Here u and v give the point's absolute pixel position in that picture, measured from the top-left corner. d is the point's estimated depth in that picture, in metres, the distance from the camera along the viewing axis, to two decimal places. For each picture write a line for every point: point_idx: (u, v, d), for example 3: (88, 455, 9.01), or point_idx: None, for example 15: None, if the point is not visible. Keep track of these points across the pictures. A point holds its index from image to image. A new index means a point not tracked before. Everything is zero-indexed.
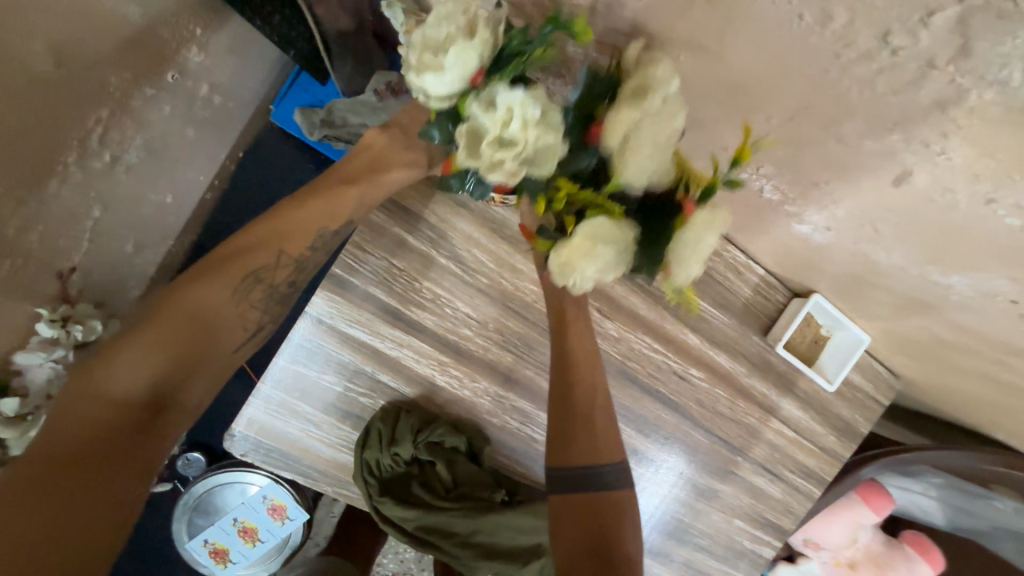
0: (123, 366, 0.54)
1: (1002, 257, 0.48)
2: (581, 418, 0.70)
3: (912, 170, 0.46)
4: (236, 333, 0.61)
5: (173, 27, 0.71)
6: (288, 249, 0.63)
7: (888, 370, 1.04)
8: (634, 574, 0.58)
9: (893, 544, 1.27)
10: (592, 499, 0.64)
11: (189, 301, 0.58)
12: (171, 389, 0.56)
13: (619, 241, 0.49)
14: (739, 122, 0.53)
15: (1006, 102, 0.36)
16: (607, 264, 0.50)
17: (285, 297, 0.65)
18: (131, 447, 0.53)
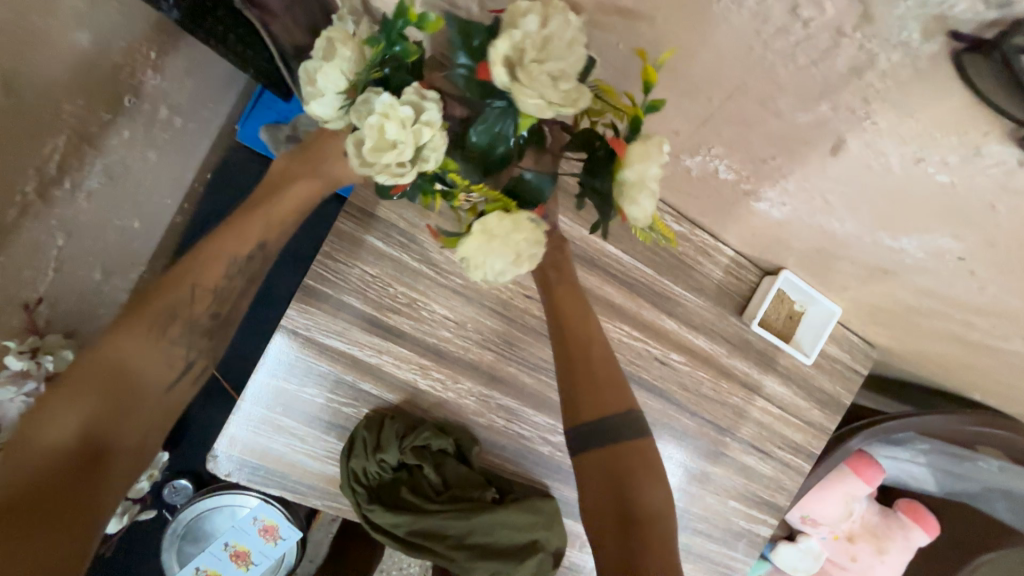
0: (50, 419, 0.53)
1: (944, 215, 0.51)
2: (580, 377, 0.71)
3: (845, 137, 0.48)
4: (163, 371, 0.61)
5: (127, 51, 0.71)
6: (201, 282, 0.63)
7: (863, 340, 1.06)
8: (656, 525, 0.64)
9: (888, 513, 1.29)
10: (609, 458, 0.67)
11: (111, 348, 0.58)
12: (105, 435, 0.55)
13: (510, 233, 0.50)
14: (684, 104, 0.55)
15: (912, 63, 0.39)
16: (509, 254, 0.51)
17: (210, 330, 0.64)
18: (71, 496, 0.52)
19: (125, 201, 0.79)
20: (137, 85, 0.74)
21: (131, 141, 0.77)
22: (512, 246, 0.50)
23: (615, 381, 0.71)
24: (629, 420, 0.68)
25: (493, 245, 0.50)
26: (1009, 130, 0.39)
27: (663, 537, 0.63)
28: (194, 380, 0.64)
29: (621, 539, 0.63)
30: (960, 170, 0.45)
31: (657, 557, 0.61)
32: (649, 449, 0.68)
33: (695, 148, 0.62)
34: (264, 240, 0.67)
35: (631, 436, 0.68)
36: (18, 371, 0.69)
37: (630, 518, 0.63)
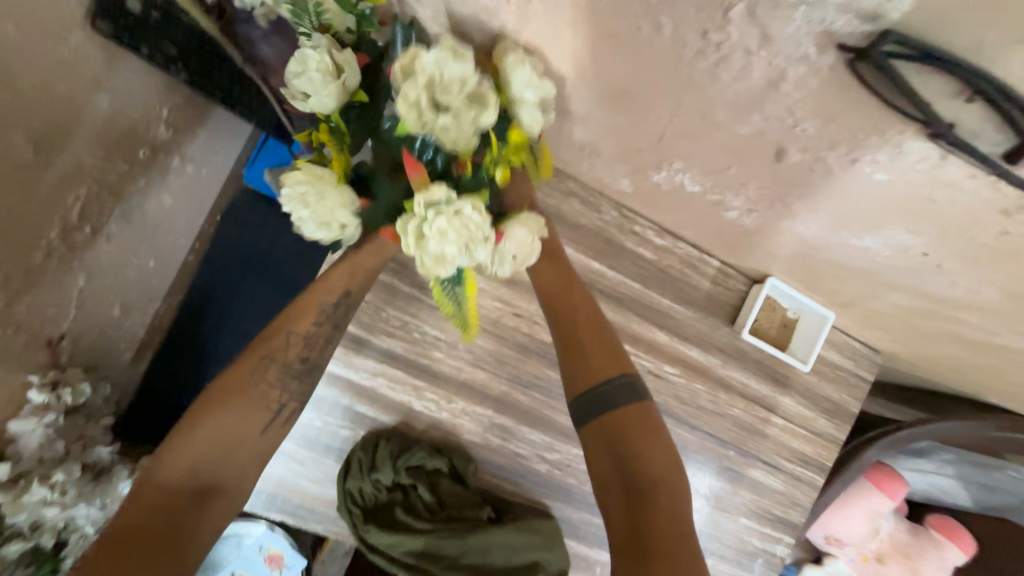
0: (171, 457, 0.59)
1: (895, 211, 0.53)
2: (567, 349, 0.72)
3: (784, 144, 0.51)
4: (260, 414, 0.64)
5: (143, 110, 0.76)
6: (295, 328, 0.66)
7: (866, 345, 1.04)
8: (662, 493, 0.63)
9: (921, 532, 1.21)
10: (607, 427, 0.67)
11: (227, 384, 0.63)
12: (209, 476, 0.61)
13: (465, 226, 0.49)
14: (636, 122, 0.60)
15: (817, 73, 0.42)
16: (454, 237, 0.49)
17: (300, 373, 0.67)
18: (179, 532, 0.58)
19: (142, 244, 0.85)
20: (150, 138, 0.79)
21: (147, 187, 0.82)
22: (463, 235, 0.49)
23: (608, 349, 0.71)
24: (623, 386, 0.68)
25: (434, 232, 0.48)
26: (920, 129, 0.42)
27: (668, 505, 0.62)
28: (284, 424, 0.66)
29: (626, 506, 0.63)
30: (891, 167, 0.47)
31: (661, 527, 0.60)
32: (649, 414, 0.68)
33: (657, 164, 0.65)
34: (349, 287, 0.68)
35: (628, 403, 0.68)
36: (40, 403, 0.73)
37: (635, 487, 0.64)
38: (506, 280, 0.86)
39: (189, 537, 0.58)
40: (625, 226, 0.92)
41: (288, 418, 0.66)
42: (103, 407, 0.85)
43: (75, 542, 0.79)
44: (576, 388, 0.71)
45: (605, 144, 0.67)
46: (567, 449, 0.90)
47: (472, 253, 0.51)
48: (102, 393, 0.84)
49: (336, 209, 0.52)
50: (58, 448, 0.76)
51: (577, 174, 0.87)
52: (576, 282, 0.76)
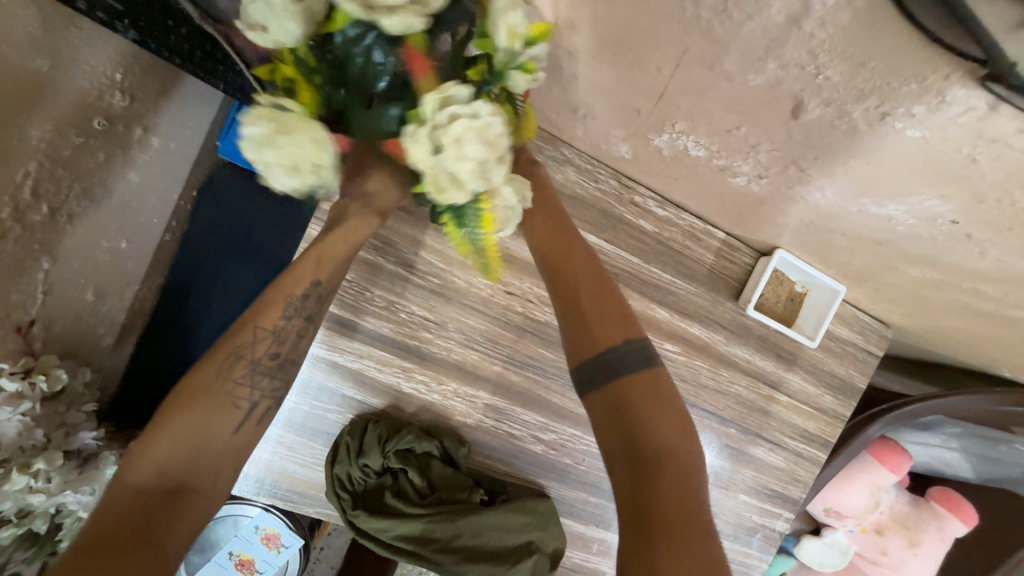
0: (136, 460, 0.55)
1: (925, 174, 0.47)
2: (567, 315, 0.64)
3: (803, 98, 0.45)
4: (230, 413, 0.60)
5: (90, 74, 0.71)
6: (261, 323, 0.61)
7: (876, 319, 1.00)
8: (675, 465, 0.54)
9: (920, 504, 1.21)
10: (612, 394, 0.59)
11: (194, 382, 0.59)
12: (179, 479, 0.56)
13: (298, 142, 0.45)
14: (634, 77, 0.53)
15: (849, 5, 0.35)
16: (286, 151, 0.45)
17: (271, 370, 0.62)
18: (149, 539, 0.53)
19: (110, 223, 0.80)
20: (106, 108, 0.74)
21: (106, 163, 0.77)
22: (296, 150, 0.45)
23: (613, 314, 0.63)
24: (630, 351, 0.60)
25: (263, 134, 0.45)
26: (969, 69, 0.36)
27: (678, 481, 0.53)
28: (257, 422, 0.62)
29: (632, 481, 0.54)
30: (926, 121, 0.41)
31: (671, 502, 0.52)
32: (659, 383, 0.60)
33: (658, 126, 0.59)
34: (319, 277, 0.63)
35: (632, 370, 0.60)
36: (13, 392, 0.69)
37: (638, 454, 0.55)
38: (497, 256, 0.80)
39: (161, 546, 0.54)
40: (624, 197, 0.86)
41: (261, 416, 0.62)
42: (84, 394, 0.82)
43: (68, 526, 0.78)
44: (577, 356, 0.62)
45: (601, 102, 0.60)
46: (563, 430, 0.88)
47: (319, 178, 0.47)
48: (83, 378, 0.80)
49: (303, 145, 0.45)
50: (38, 437, 0.73)
51: (571, 140, 0.80)
52: (578, 242, 0.68)
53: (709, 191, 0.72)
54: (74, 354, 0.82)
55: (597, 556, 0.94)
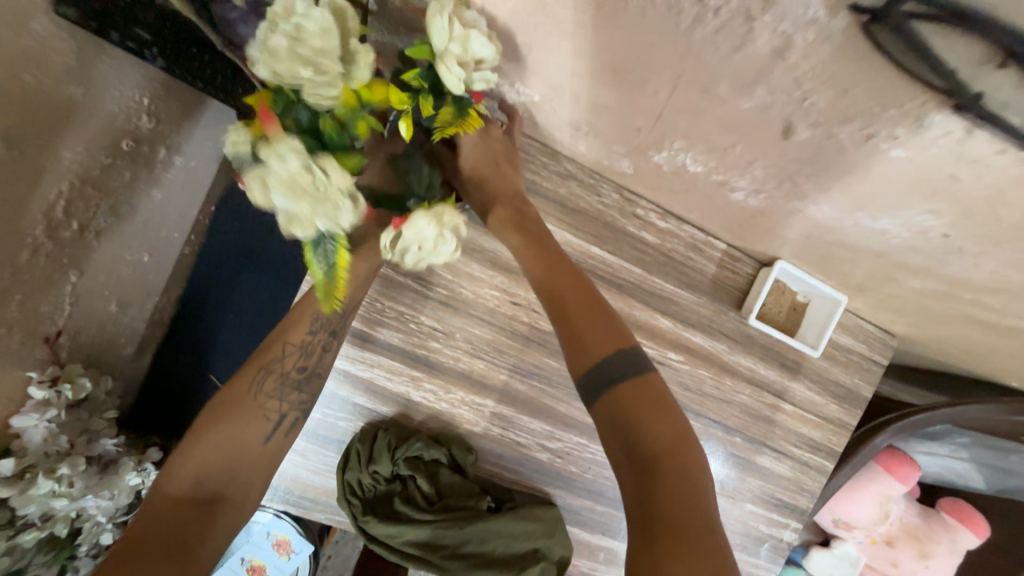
0: (177, 468, 0.61)
1: (915, 190, 0.49)
2: (563, 328, 0.64)
3: (792, 121, 0.47)
4: (261, 424, 0.65)
5: (120, 101, 0.72)
6: (289, 338, 0.66)
7: (880, 329, 1.00)
8: (680, 468, 0.51)
9: (929, 514, 1.20)
10: (612, 403, 0.57)
11: (229, 396, 0.65)
12: (215, 486, 0.62)
13: (318, 183, 0.44)
14: (633, 98, 0.56)
15: (828, 39, 0.37)
16: (295, 182, 0.43)
17: (297, 383, 0.67)
18: (190, 540, 0.58)
19: (134, 238, 0.83)
20: (134, 130, 0.75)
21: (132, 182, 0.78)
22: (315, 191, 0.44)
23: (603, 322, 0.63)
24: (626, 360, 0.59)
25: (279, 179, 0.43)
26: (944, 97, 0.37)
27: (683, 478, 0.50)
28: (286, 432, 0.67)
29: (634, 480, 0.52)
30: (911, 143, 0.43)
31: (675, 500, 0.49)
32: (653, 388, 0.58)
33: (657, 143, 0.62)
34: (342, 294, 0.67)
35: (626, 378, 0.58)
36: (41, 400, 0.73)
37: (640, 454, 0.52)
38: (503, 268, 0.83)
39: (200, 547, 0.59)
40: (626, 209, 0.88)
41: (290, 426, 0.68)
42: (106, 402, 0.86)
43: (89, 530, 0.82)
44: (577, 372, 0.61)
45: (604, 120, 0.63)
46: (568, 438, 0.89)
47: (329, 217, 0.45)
48: (105, 387, 0.84)
49: None
50: (62, 442, 0.76)
51: (574, 156, 0.83)
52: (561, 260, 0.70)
53: (709, 203, 0.74)
54: (97, 363, 0.85)
55: (603, 565, 0.95)
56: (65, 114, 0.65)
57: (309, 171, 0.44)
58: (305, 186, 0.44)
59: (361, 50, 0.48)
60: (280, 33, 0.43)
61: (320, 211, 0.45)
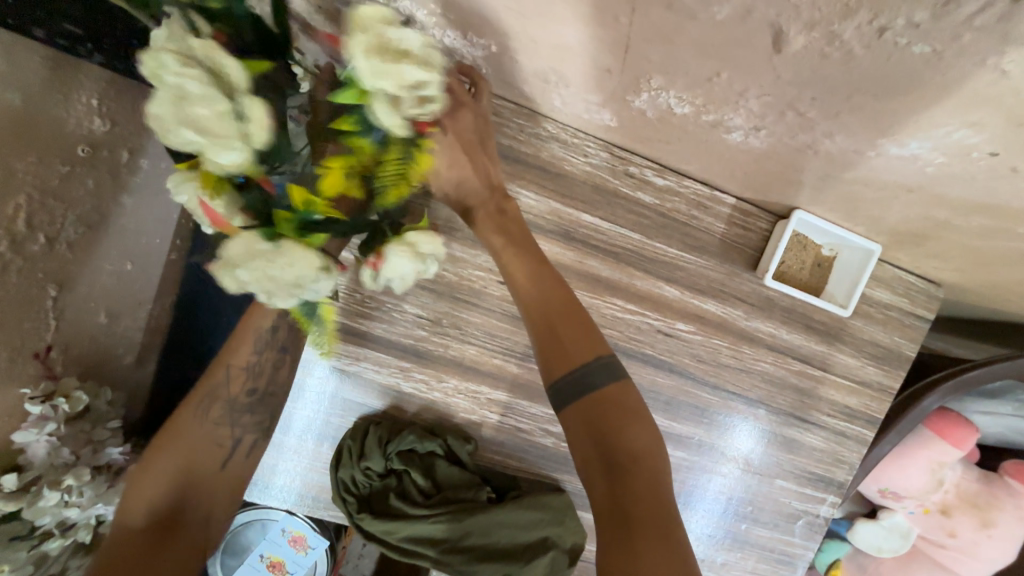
0: (131, 499, 0.63)
1: (948, 97, 0.39)
2: (542, 333, 0.68)
3: (782, 27, 0.38)
4: (216, 449, 0.67)
5: (66, 104, 0.72)
6: (234, 362, 0.66)
7: (923, 279, 0.88)
8: (649, 471, 0.61)
9: (991, 479, 1.08)
10: (588, 411, 0.63)
11: (174, 428, 0.65)
12: (170, 514, 0.63)
13: (295, 274, 0.43)
14: (594, 28, 0.47)
15: None
16: (272, 277, 0.42)
17: (249, 406, 0.69)
18: (150, 570, 0.59)
19: (112, 246, 0.82)
20: (87, 134, 0.75)
21: (96, 191, 0.78)
22: (293, 281, 0.43)
23: (580, 332, 0.67)
24: (602, 369, 0.64)
25: (253, 279, 0.42)
26: None
27: (649, 480, 0.60)
28: (244, 456, 0.69)
29: (608, 482, 0.60)
30: (932, 31, 0.34)
31: (644, 499, 0.59)
32: (627, 395, 0.65)
33: (633, 83, 0.54)
34: None
35: (604, 384, 0.64)
36: (38, 415, 0.73)
37: (614, 463, 0.61)
38: None
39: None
40: (617, 169, 0.79)
41: (247, 450, 0.69)
42: (110, 412, 0.84)
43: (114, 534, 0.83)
44: (551, 376, 0.66)
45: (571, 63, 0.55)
46: None
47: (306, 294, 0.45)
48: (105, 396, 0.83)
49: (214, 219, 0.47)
50: (66, 455, 0.76)
51: (553, 115, 0.75)
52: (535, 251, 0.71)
53: (706, 151, 0.65)
54: (96, 375, 0.85)
55: None
56: (10, 124, 0.66)
57: (283, 266, 0.42)
58: (273, 280, 0.42)
59: (257, 113, 0.39)
60: (166, 115, 0.36)
61: (299, 292, 0.44)
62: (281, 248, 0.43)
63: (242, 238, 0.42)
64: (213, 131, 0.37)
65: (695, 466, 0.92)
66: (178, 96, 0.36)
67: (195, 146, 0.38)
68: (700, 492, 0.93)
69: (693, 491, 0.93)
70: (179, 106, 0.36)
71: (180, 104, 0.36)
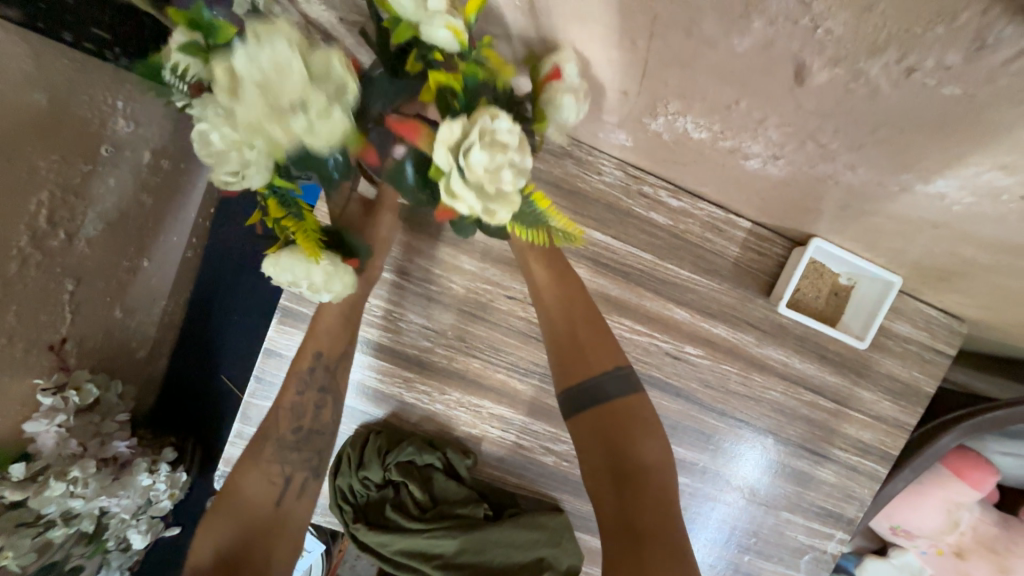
0: (195, 548, 0.61)
1: (978, 137, 0.37)
2: (559, 342, 0.69)
3: (805, 60, 0.37)
4: (270, 488, 0.66)
5: (91, 104, 0.73)
6: (283, 402, 0.69)
7: (945, 313, 0.85)
8: (658, 482, 0.61)
9: (1011, 524, 1.03)
10: (600, 419, 0.64)
11: (230, 480, 0.66)
12: (234, 556, 0.60)
13: (511, 149, 0.46)
14: (609, 49, 0.47)
15: None
16: (500, 158, 0.45)
17: (296, 443, 0.68)
18: None
19: (130, 244, 0.84)
20: (111, 134, 0.76)
21: (117, 188, 0.79)
22: (510, 159, 0.46)
23: (598, 341, 0.68)
24: (619, 378, 0.66)
25: (484, 168, 0.45)
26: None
27: (658, 492, 0.61)
28: (297, 493, 0.67)
29: (615, 492, 0.61)
30: (965, 73, 0.32)
31: (652, 510, 0.59)
32: (640, 406, 0.66)
33: (650, 106, 0.53)
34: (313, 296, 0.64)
35: (619, 394, 0.65)
36: (49, 406, 0.73)
37: (623, 474, 0.61)
38: (495, 259, 0.77)
39: None
40: (631, 188, 0.78)
41: (299, 488, 0.67)
42: (118, 405, 0.86)
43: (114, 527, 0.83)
44: (564, 384, 0.67)
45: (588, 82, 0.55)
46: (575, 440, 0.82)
47: (523, 176, 0.47)
48: (114, 390, 0.84)
49: (327, 272, 0.52)
50: (74, 446, 0.76)
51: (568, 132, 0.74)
52: (561, 262, 0.72)
53: (723, 175, 0.64)
54: (110, 367, 0.87)
55: None
56: (39, 122, 0.65)
57: (505, 143, 0.45)
58: (500, 147, 0.45)
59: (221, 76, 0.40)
60: (266, 106, 0.39)
61: (519, 172, 0.47)
62: (491, 119, 0.45)
63: (456, 124, 0.45)
64: (305, 104, 0.40)
65: (699, 492, 0.90)
66: (260, 91, 0.39)
67: (302, 131, 0.41)
68: (703, 519, 0.91)
69: (695, 518, 0.91)
70: (269, 104, 0.40)
71: (264, 96, 0.39)
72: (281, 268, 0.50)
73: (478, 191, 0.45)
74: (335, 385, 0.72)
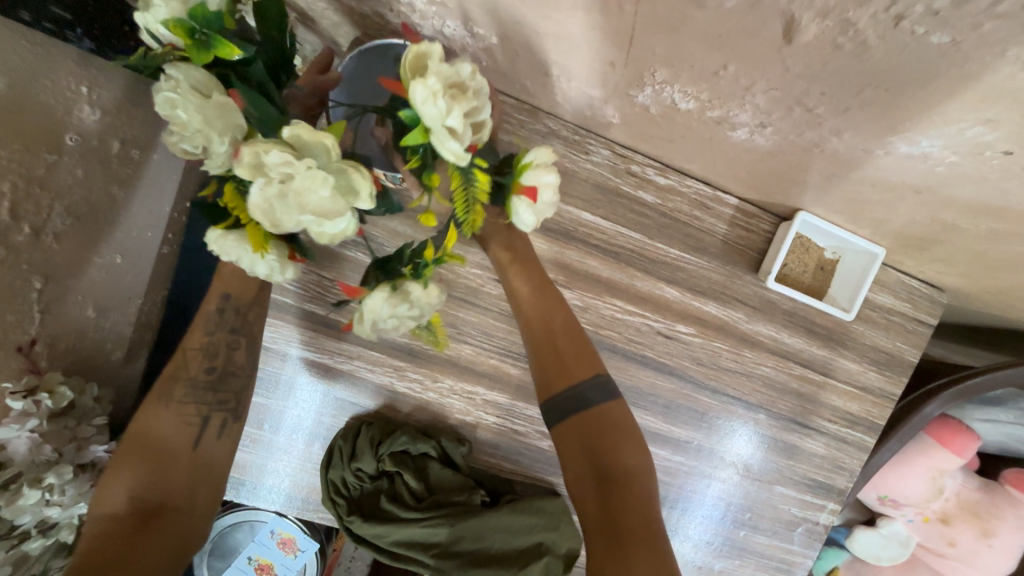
0: (104, 492, 0.63)
1: (961, 89, 0.38)
2: (541, 353, 0.69)
3: (798, 13, 0.36)
4: (186, 430, 0.67)
5: (55, 90, 0.70)
6: (190, 343, 0.69)
7: (925, 283, 0.87)
8: (637, 484, 0.63)
9: (992, 488, 1.06)
10: (585, 425, 0.65)
11: (141, 425, 0.66)
12: (154, 498, 0.64)
13: (416, 310, 0.52)
14: (593, 17, 0.47)
15: None
16: (406, 314, 0.51)
17: (210, 383, 0.69)
18: (138, 554, 0.60)
19: (102, 238, 0.80)
20: (77, 123, 0.73)
21: (86, 179, 0.76)
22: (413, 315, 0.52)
23: (578, 349, 0.69)
24: (599, 386, 0.66)
25: (394, 323, 0.51)
26: None
27: (641, 492, 0.63)
28: (217, 433, 0.69)
29: (599, 497, 0.62)
30: (954, 19, 0.32)
31: (635, 515, 0.61)
32: (619, 411, 0.67)
33: (637, 78, 0.53)
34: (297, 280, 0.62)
35: (600, 402, 0.66)
36: (21, 411, 0.69)
37: (606, 477, 0.63)
38: None
39: (145, 554, 0.60)
40: (619, 167, 0.78)
41: (220, 427, 0.70)
42: (96, 408, 0.78)
43: None
44: (548, 394, 0.67)
45: (572, 55, 0.54)
46: None
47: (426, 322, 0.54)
48: (94, 392, 0.78)
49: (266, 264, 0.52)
50: (48, 453, 0.71)
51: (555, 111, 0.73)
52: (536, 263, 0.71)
53: (710, 148, 0.64)
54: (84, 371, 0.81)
55: None
56: None
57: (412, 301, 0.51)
58: (407, 316, 0.52)
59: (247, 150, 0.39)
60: (285, 196, 0.39)
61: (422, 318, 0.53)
62: (409, 289, 0.51)
63: (374, 291, 0.51)
64: (322, 214, 0.40)
65: (693, 471, 0.90)
66: (283, 190, 0.39)
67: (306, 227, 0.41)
68: (697, 497, 0.91)
69: (689, 497, 0.91)
70: (288, 203, 0.39)
71: (285, 195, 0.39)
72: (226, 249, 0.50)
73: (372, 322, 0.52)
74: (247, 327, 0.71)
